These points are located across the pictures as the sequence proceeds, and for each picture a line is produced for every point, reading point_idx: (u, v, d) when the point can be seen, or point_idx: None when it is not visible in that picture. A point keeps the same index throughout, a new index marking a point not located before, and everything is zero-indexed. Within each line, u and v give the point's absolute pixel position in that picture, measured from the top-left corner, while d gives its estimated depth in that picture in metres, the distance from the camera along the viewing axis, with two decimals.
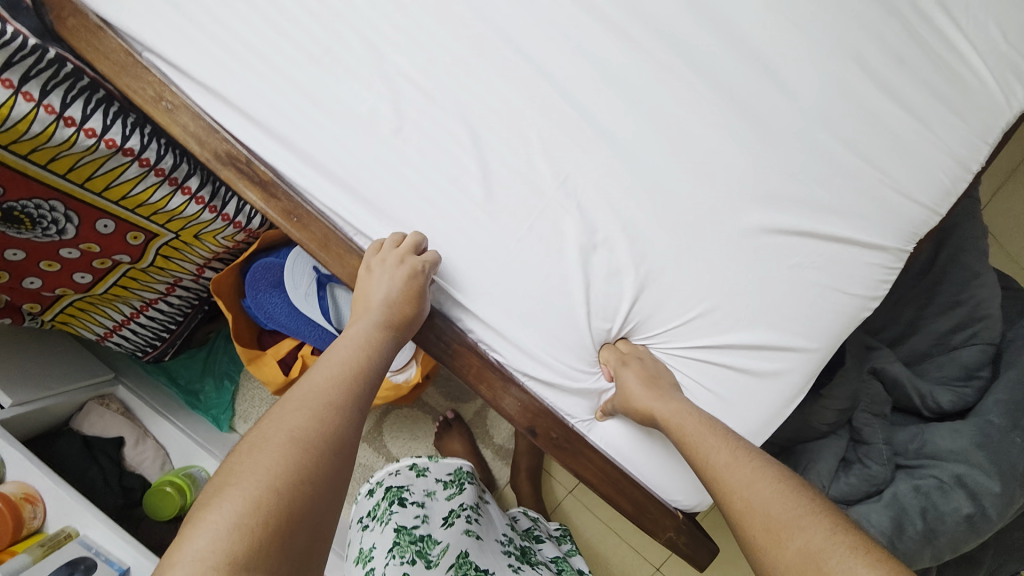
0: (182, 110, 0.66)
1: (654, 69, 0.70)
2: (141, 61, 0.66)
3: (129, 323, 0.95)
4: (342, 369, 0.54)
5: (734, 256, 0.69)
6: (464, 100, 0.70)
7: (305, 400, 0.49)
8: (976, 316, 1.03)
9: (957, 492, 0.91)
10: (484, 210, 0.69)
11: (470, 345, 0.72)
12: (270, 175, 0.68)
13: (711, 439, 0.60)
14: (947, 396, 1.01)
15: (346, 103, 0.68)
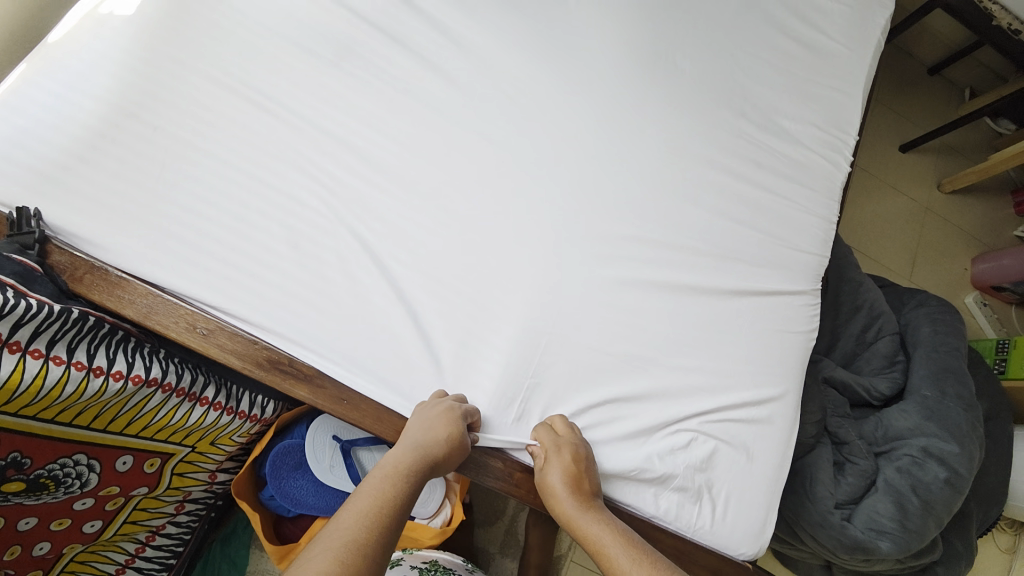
0: (219, 332, 0.74)
1: (598, 204, 0.89)
2: (163, 298, 0.74)
3: (133, 561, 0.87)
4: (371, 505, 0.58)
5: (703, 328, 0.87)
6: (459, 262, 0.84)
7: (334, 541, 0.53)
8: (875, 314, 1.30)
9: (930, 462, 1.09)
10: (500, 345, 0.81)
11: (522, 467, 0.78)
12: (313, 367, 0.75)
13: (628, 552, 0.64)
14: (884, 383, 1.24)
15: (364, 290, 0.80)
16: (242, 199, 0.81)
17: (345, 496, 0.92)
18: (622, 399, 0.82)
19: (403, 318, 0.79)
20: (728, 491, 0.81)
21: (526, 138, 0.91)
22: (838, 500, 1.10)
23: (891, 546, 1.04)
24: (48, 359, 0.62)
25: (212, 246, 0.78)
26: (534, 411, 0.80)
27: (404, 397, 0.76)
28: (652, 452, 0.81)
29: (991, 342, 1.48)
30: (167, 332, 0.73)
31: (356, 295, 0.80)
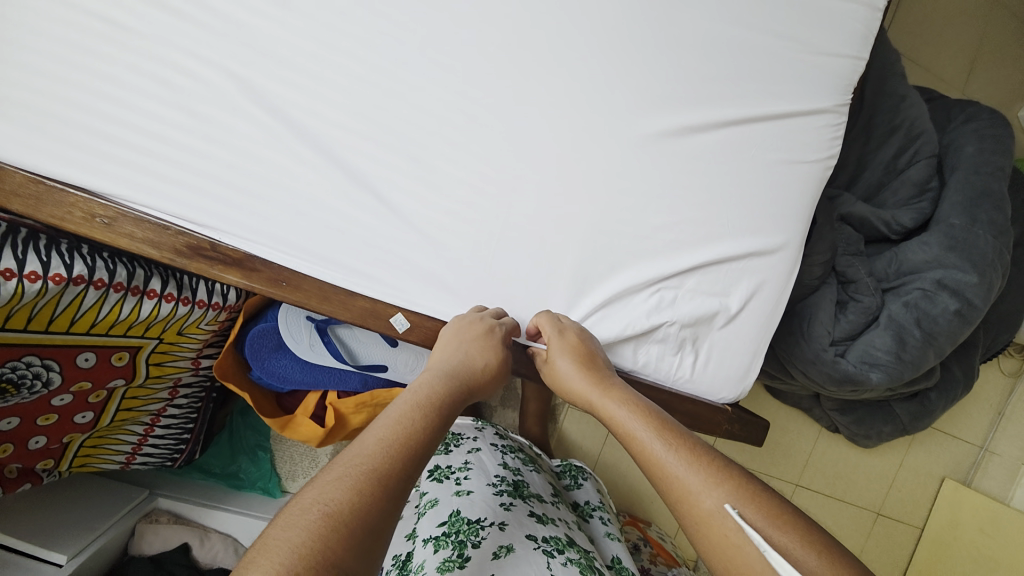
0: (121, 219, 0.65)
1: (562, 17, 0.70)
2: (54, 185, 0.64)
3: (147, 440, 0.92)
4: (387, 427, 0.52)
5: (692, 167, 0.74)
6: (396, 112, 0.69)
7: (350, 465, 0.47)
8: (913, 135, 1.11)
9: (942, 294, 1.01)
10: (456, 208, 0.71)
11: None
12: (240, 251, 0.67)
13: (643, 420, 0.59)
14: (908, 215, 1.10)
15: (284, 157, 0.68)
16: (106, 51, 0.65)
17: (331, 370, 0.93)
18: (596, 257, 0.74)
19: (336, 187, 0.69)
20: (712, 342, 0.78)
21: None
22: (834, 338, 1.08)
23: (881, 377, 1.03)
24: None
25: (90, 120, 0.65)
26: (500, 277, 0.73)
27: (354, 274, 0.70)
28: (630, 308, 0.76)
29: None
30: (65, 226, 0.64)
31: (276, 164, 0.68)
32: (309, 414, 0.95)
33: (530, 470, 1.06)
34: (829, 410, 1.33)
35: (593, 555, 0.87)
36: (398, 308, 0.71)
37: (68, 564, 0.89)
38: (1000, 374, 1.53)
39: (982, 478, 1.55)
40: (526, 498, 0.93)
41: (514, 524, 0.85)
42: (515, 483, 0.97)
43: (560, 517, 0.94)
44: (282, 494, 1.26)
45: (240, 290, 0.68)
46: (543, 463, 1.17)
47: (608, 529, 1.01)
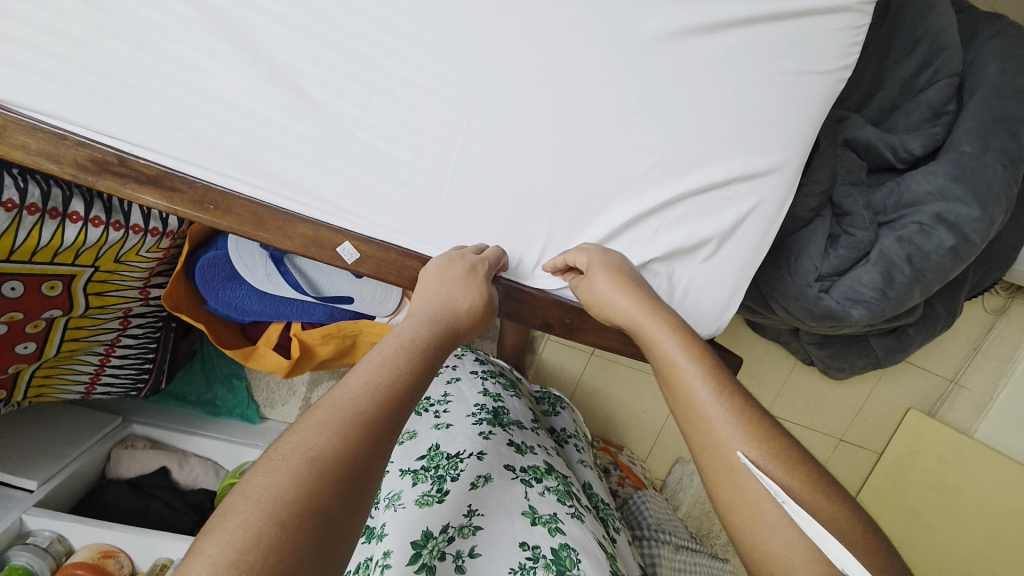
0: (9, 126, 0.55)
1: None
2: None
3: (105, 371, 0.89)
4: (383, 365, 0.47)
5: (683, 75, 0.64)
6: None
7: (338, 407, 0.42)
8: (938, 48, 0.99)
9: (938, 229, 0.96)
10: (409, 122, 0.62)
11: None
12: (154, 167, 0.58)
13: (682, 345, 0.54)
14: (918, 142, 1.01)
15: (194, 50, 0.56)
16: None
17: (291, 300, 0.89)
18: (569, 181, 0.67)
19: (264, 92, 0.58)
20: (691, 275, 0.73)
21: None
22: (820, 273, 1.04)
23: (863, 314, 1.00)
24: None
25: None
26: (462, 203, 0.66)
27: (295, 197, 0.62)
28: (605, 239, 0.70)
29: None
30: None
31: (184, 59, 0.56)
32: (271, 345, 0.92)
33: (510, 396, 1.05)
34: (806, 343, 1.33)
35: (569, 481, 0.89)
36: (345, 235, 0.64)
37: (41, 489, 0.90)
38: (982, 312, 1.53)
39: (948, 409, 1.60)
40: (506, 427, 0.93)
41: (493, 454, 0.85)
42: (495, 411, 0.96)
43: (537, 445, 0.95)
44: (261, 420, 1.27)
45: (164, 213, 0.60)
46: (524, 388, 1.17)
47: (582, 454, 1.05)
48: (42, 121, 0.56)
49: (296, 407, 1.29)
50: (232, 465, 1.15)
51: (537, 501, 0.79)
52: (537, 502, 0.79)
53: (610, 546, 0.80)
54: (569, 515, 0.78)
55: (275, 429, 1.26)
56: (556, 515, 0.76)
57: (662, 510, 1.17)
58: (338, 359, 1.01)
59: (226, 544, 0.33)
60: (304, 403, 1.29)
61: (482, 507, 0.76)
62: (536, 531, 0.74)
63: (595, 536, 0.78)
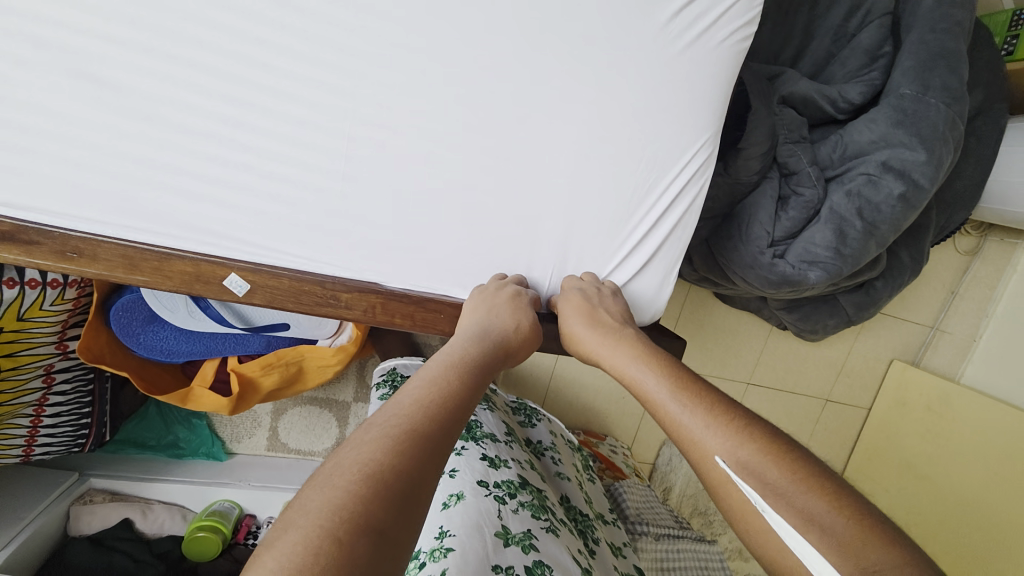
0: None
1: None
2: None
3: (40, 431, 0.85)
4: (429, 388, 0.45)
5: (569, 48, 0.60)
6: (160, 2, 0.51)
7: (391, 420, 0.40)
8: None
9: (886, 178, 0.92)
10: (282, 136, 0.58)
11: (361, 287, 0.65)
12: (5, 222, 0.55)
13: (674, 389, 0.51)
14: (856, 90, 0.97)
15: (21, 86, 0.51)
16: None
17: (220, 336, 0.85)
18: (470, 177, 0.63)
19: (108, 121, 0.54)
20: (618, 261, 0.70)
21: None
22: (773, 238, 1.01)
23: (820, 276, 0.97)
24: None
25: None
26: (356, 215, 0.62)
27: (171, 234, 0.59)
28: (520, 235, 0.67)
29: (1007, 13, 1.12)
30: None
31: (12, 98, 0.52)
32: (208, 384, 0.88)
33: (483, 410, 0.99)
34: (776, 309, 1.30)
35: (545, 494, 0.87)
36: (231, 267, 0.61)
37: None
38: (955, 253, 1.50)
39: (931, 356, 1.58)
40: (480, 441, 0.88)
41: (465, 471, 0.81)
42: (467, 427, 0.91)
43: (512, 458, 0.90)
44: (229, 456, 1.24)
45: (29, 268, 0.58)
46: (499, 400, 1.11)
47: (561, 467, 1.00)
48: None
49: (264, 438, 1.26)
50: (200, 506, 1.13)
51: (510, 519, 0.75)
52: (510, 520, 0.75)
53: (586, 560, 0.78)
54: (543, 530, 0.76)
55: (245, 463, 1.23)
56: (530, 532, 0.74)
57: (643, 499, 1.14)
58: (289, 388, 0.97)
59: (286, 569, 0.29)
60: (272, 433, 1.26)
61: (454, 526, 0.72)
62: (509, 551, 0.71)
63: (570, 550, 0.76)
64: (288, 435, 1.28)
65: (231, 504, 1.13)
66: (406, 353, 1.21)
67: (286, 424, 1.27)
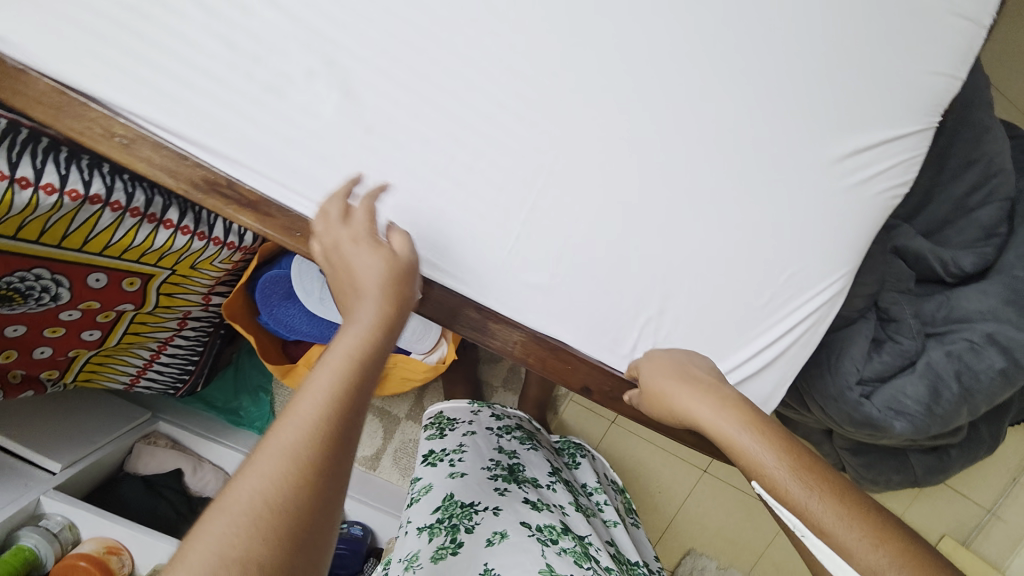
0: (140, 142, 0.58)
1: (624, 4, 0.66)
2: (74, 97, 0.57)
3: (153, 365, 0.91)
4: (360, 342, 0.46)
5: (745, 168, 0.68)
6: (435, 66, 0.64)
7: (334, 390, 0.42)
8: (992, 172, 1.02)
9: (990, 349, 0.95)
10: (487, 180, 0.66)
11: (508, 322, 0.68)
12: (256, 192, 0.62)
13: (730, 414, 0.54)
14: (969, 259, 1.02)
15: (313, 92, 0.61)
16: None
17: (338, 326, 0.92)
18: (631, 254, 0.68)
19: (358, 135, 0.63)
20: (742, 359, 0.70)
21: None
22: (863, 376, 1.00)
23: (906, 426, 0.97)
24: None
25: (109, 28, 0.58)
26: (526, 262, 0.68)
27: (369, 235, 0.65)
28: (662, 316, 0.70)
29: None
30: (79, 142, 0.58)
31: (296, 99, 0.61)
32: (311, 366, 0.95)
33: (529, 449, 0.96)
34: (840, 449, 1.24)
35: (593, 543, 0.80)
36: None
37: (63, 473, 0.87)
38: None
39: (983, 542, 1.48)
40: (522, 483, 0.86)
41: (508, 510, 0.79)
42: (511, 467, 0.90)
43: (559, 503, 0.85)
44: None
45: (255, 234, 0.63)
46: (543, 439, 1.06)
47: (606, 513, 0.93)
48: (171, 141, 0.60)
49: None
50: None
51: (555, 561, 0.72)
52: (554, 561, 0.72)
53: None
54: None
55: None
56: None
57: None
58: None
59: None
60: None
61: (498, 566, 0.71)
62: None
63: None
64: None
65: None
66: (470, 388, 1.25)
67: None
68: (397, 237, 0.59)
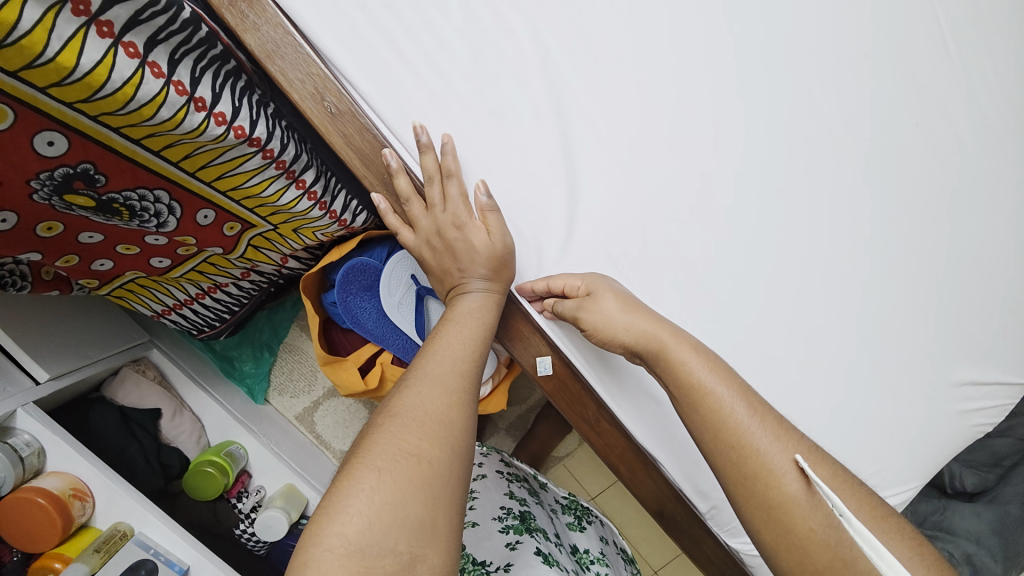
0: (349, 118, 0.54)
1: (844, 170, 0.66)
2: (300, 43, 0.51)
3: (190, 305, 0.82)
4: (449, 363, 0.51)
5: (895, 365, 0.67)
6: (660, 156, 0.61)
7: (425, 405, 0.47)
8: None
9: (964, 568, 0.87)
10: (664, 285, 0.61)
11: (619, 426, 0.64)
12: (435, 215, 0.56)
13: (782, 449, 0.49)
14: (969, 478, 0.95)
15: (532, 132, 0.58)
16: None
17: (403, 335, 0.85)
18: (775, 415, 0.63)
19: (557, 193, 0.59)
20: None
21: (803, 43, 0.64)
22: None
23: None
24: (117, 44, 0.43)
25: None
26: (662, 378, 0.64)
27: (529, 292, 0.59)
28: None
29: None
30: (286, 91, 0.52)
31: (516, 136, 0.58)
32: (358, 364, 0.88)
33: (537, 504, 0.90)
34: None
35: None
36: (550, 349, 0.62)
37: (45, 386, 0.78)
38: None
39: None
40: (534, 534, 0.79)
41: (519, 568, 0.73)
42: (522, 516, 0.82)
43: (569, 567, 0.78)
44: (262, 402, 1.19)
45: (415, 249, 0.60)
46: (549, 495, 0.99)
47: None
48: (379, 124, 0.55)
49: (302, 405, 1.21)
50: (217, 440, 1.05)
51: None
52: None
53: None
54: None
55: (271, 418, 1.17)
56: None
57: None
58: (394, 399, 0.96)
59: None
60: (311, 405, 1.21)
61: None
62: None
63: None
64: (321, 419, 1.22)
65: (245, 455, 1.05)
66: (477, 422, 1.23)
67: (328, 406, 1.22)
68: (491, 216, 0.56)
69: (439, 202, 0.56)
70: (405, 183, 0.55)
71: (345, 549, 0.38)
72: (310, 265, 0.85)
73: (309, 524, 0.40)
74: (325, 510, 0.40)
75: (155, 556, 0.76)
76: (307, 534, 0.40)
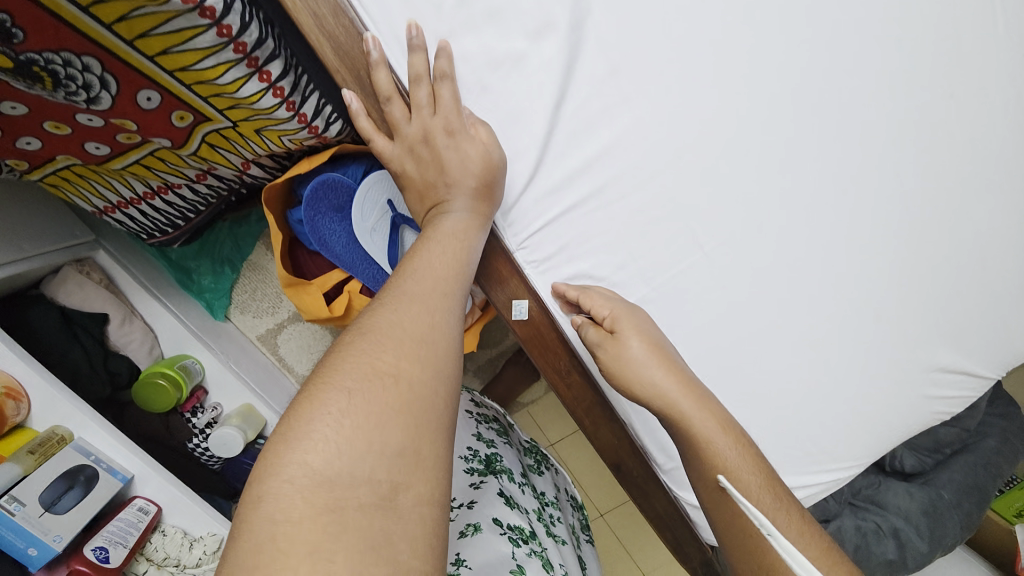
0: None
1: (868, 134, 0.61)
2: None
3: (138, 205, 0.73)
4: (429, 281, 0.46)
5: (872, 345, 0.66)
6: (674, 89, 0.55)
7: (401, 325, 0.41)
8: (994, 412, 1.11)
9: (889, 540, 0.93)
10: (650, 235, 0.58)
11: (589, 379, 0.62)
12: (415, 121, 0.50)
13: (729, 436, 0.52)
14: (910, 460, 1.00)
15: (535, 46, 0.52)
16: None
17: (374, 263, 0.80)
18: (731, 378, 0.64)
19: (552, 117, 0.54)
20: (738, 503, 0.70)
21: None
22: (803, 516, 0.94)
23: None
24: None
25: None
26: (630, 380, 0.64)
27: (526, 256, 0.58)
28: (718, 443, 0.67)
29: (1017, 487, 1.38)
30: None
31: (515, 43, 0.51)
32: (324, 290, 0.83)
33: (503, 445, 0.89)
34: None
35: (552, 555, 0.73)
36: (528, 293, 0.59)
37: None
38: None
39: None
40: (498, 477, 0.79)
41: (483, 505, 0.71)
42: (488, 458, 0.81)
43: (530, 508, 0.79)
44: (222, 319, 1.13)
45: (393, 166, 0.52)
46: (513, 439, 0.99)
47: (560, 530, 0.84)
48: (355, 9, 0.48)
49: (265, 326, 1.16)
50: (172, 353, 1.00)
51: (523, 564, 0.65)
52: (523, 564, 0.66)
53: None
54: None
55: (231, 336, 1.13)
56: None
57: None
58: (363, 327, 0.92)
59: (287, 505, 0.32)
60: (275, 326, 1.17)
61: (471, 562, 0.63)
62: None
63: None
64: (285, 342, 1.19)
65: (200, 371, 1.01)
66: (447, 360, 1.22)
67: (292, 330, 1.18)
68: (480, 127, 0.52)
69: (427, 105, 0.50)
70: (385, 78, 0.48)
71: (310, 476, 0.33)
72: (276, 176, 0.77)
73: (268, 451, 0.35)
74: (287, 438, 0.35)
75: (97, 463, 0.74)
76: (265, 461, 0.35)
